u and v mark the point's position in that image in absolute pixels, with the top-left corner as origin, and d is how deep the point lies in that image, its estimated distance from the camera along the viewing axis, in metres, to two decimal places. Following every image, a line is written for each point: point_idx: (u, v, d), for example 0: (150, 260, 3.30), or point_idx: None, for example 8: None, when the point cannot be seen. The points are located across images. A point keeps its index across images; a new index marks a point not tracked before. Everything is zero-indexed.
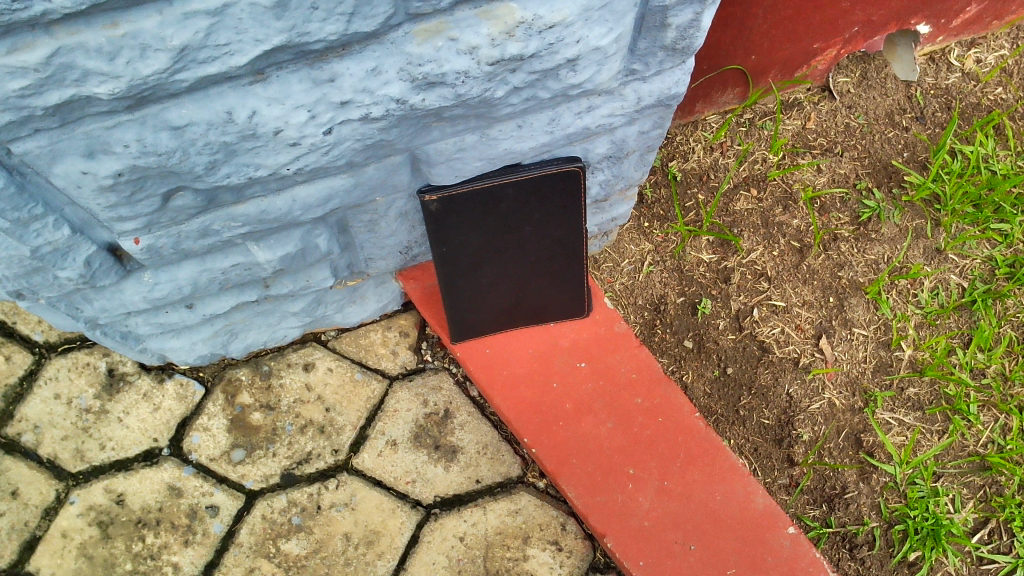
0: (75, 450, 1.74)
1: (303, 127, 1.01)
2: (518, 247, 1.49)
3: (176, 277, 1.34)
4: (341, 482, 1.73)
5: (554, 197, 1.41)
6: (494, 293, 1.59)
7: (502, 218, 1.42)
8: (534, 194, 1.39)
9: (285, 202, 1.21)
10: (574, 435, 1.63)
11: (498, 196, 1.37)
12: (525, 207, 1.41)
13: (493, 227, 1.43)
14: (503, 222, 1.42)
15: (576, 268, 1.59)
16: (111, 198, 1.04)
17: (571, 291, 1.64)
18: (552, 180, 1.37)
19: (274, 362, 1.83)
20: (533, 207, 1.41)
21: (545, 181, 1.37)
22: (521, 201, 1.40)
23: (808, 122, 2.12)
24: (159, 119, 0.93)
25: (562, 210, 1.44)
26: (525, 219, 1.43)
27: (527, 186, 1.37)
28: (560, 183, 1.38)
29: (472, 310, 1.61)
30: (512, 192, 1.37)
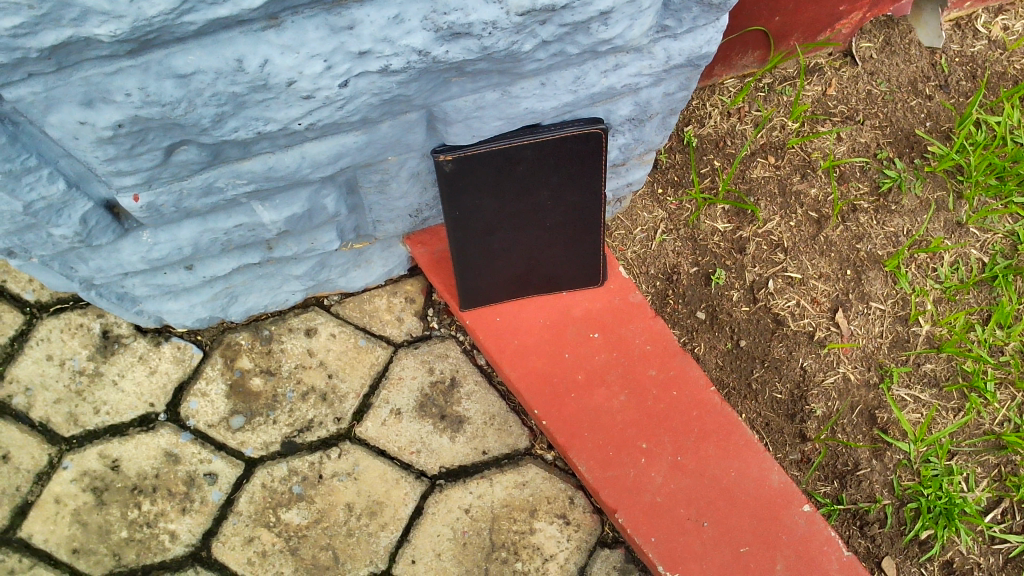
0: (68, 414, 1.68)
1: (318, 79, 0.94)
2: (534, 212, 1.43)
3: (176, 237, 1.28)
4: (343, 451, 1.68)
5: (573, 160, 1.35)
6: (507, 259, 1.52)
7: (519, 182, 1.35)
8: (553, 157, 1.33)
9: (293, 159, 1.14)
10: (586, 407, 1.58)
11: (516, 156, 1.31)
12: (542, 170, 1.35)
13: (509, 190, 1.36)
14: (518, 186, 1.36)
15: (593, 236, 1.53)
16: (110, 151, 0.97)
17: (586, 261, 1.58)
18: (573, 143, 1.31)
19: (275, 327, 1.76)
20: (551, 170, 1.35)
21: (566, 143, 1.31)
22: (540, 165, 1.33)
23: (830, 89, 2.05)
24: (164, 65, 0.86)
25: (581, 174, 1.38)
26: (542, 183, 1.37)
27: (547, 149, 1.31)
28: (582, 146, 1.32)
29: (483, 277, 1.55)
30: (531, 154, 1.31)
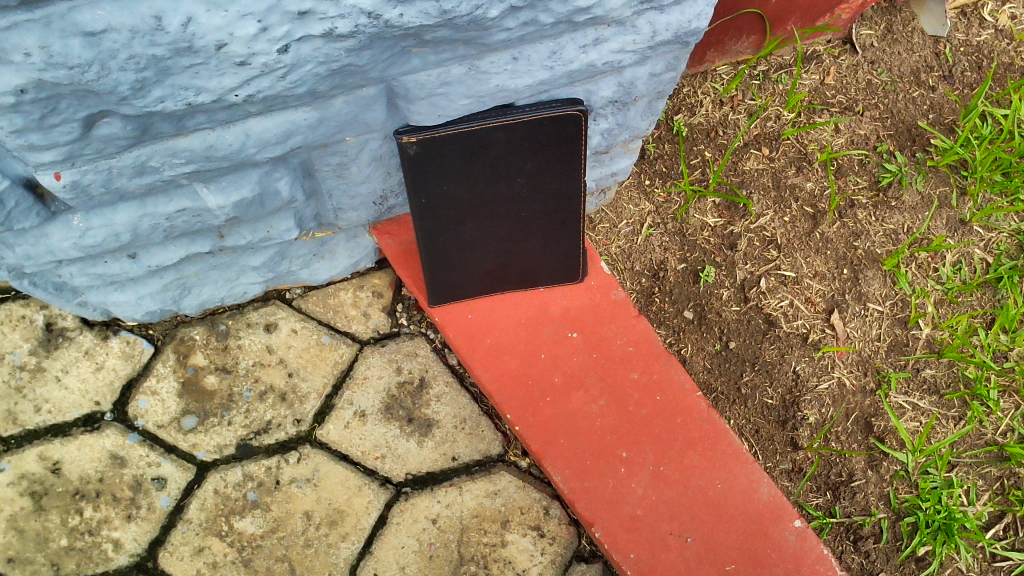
0: (6, 412, 1.56)
1: (252, 42, 0.82)
2: (508, 201, 1.32)
3: (111, 222, 1.16)
4: (303, 456, 1.57)
5: (550, 144, 1.23)
6: (479, 252, 1.41)
7: (491, 168, 1.24)
8: (527, 141, 1.22)
9: (236, 137, 1.03)
10: (562, 412, 1.47)
11: (488, 139, 1.19)
12: (516, 155, 1.23)
13: (479, 175, 1.25)
14: (490, 172, 1.25)
15: (573, 228, 1.42)
16: (17, 121, 0.85)
17: (565, 256, 1.47)
18: (550, 125, 1.20)
19: (232, 321, 1.65)
20: (526, 155, 1.24)
21: (542, 126, 1.20)
22: (514, 150, 1.22)
23: (827, 78, 1.93)
24: (68, 21, 0.74)
25: (559, 160, 1.27)
26: (517, 169, 1.26)
27: (522, 132, 1.20)
28: (560, 129, 1.21)
29: (453, 271, 1.44)
30: (503, 137, 1.20)
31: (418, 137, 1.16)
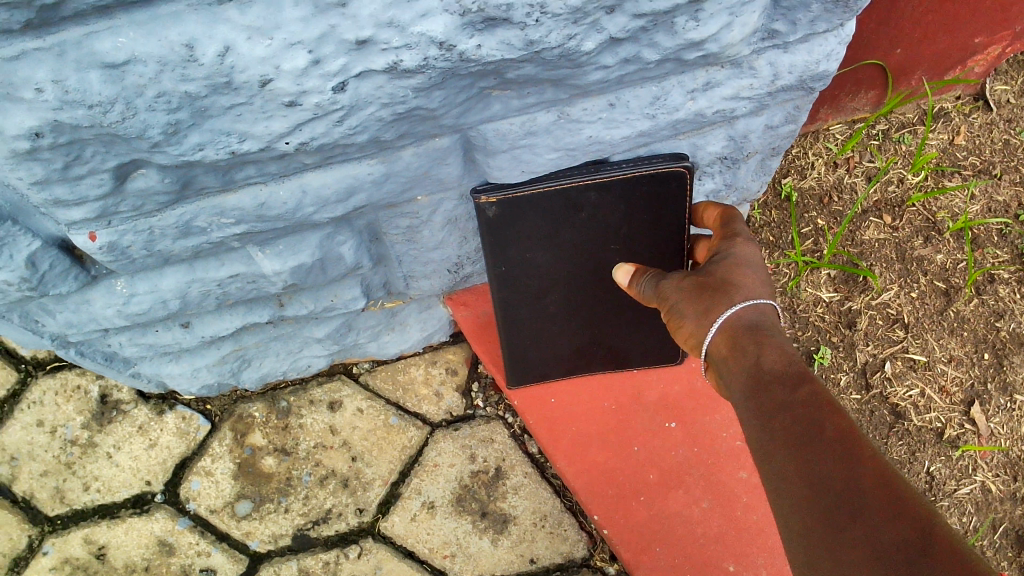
0: (54, 490, 1.46)
1: (302, 77, 0.70)
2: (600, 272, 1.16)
3: (157, 288, 1.05)
4: (364, 551, 1.41)
5: (649, 207, 1.08)
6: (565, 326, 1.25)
7: (581, 234, 1.09)
8: (622, 203, 1.07)
9: (291, 193, 0.90)
10: (659, 515, 1.27)
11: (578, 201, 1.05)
12: (610, 219, 1.08)
13: (567, 242, 1.10)
14: (580, 238, 1.10)
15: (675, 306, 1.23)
16: (37, 172, 0.74)
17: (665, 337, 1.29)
18: (648, 184, 1.05)
19: (294, 398, 1.51)
20: (621, 218, 1.09)
21: (639, 184, 1.05)
22: (607, 215, 1.08)
23: (957, 138, 1.71)
24: (85, 50, 0.63)
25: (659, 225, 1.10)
26: (610, 235, 1.11)
27: (616, 192, 1.05)
28: (659, 188, 1.06)
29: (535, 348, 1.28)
30: (596, 199, 1.05)
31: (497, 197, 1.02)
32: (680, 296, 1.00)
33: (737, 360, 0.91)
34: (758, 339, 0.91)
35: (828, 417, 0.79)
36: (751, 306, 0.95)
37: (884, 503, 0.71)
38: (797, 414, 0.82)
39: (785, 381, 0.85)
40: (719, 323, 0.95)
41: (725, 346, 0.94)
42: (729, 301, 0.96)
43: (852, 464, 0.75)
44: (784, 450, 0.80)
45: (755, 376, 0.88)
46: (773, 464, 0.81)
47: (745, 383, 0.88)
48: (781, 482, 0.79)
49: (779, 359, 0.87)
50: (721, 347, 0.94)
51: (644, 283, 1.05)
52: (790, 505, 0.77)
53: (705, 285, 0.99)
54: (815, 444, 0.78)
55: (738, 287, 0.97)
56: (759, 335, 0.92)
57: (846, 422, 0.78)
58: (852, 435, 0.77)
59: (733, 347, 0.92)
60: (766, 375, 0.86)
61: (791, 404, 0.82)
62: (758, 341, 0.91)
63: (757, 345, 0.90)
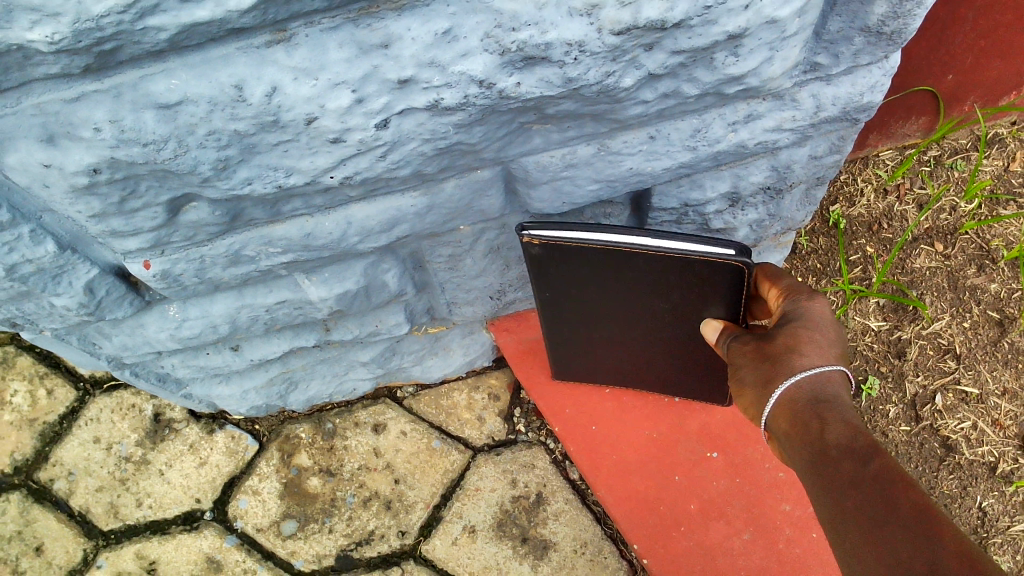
0: (108, 505, 1.51)
1: (346, 115, 0.72)
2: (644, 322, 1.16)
3: (208, 313, 1.08)
4: (405, 573, 1.42)
5: (697, 287, 1.02)
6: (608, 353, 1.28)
7: (623, 289, 1.09)
8: (669, 275, 1.01)
9: (336, 224, 0.93)
10: (699, 547, 1.26)
11: (616, 259, 1.02)
12: (654, 285, 1.06)
13: (613, 288, 1.09)
14: (624, 289, 1.09)
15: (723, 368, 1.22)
16: (95, 205, 0.78)
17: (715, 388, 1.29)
18: (698, 266, 0.97)
19: (340, 420, 1.54)
20: (665, 287, 1.05)
21: (688, 264, 0.98)
22: (649, 279, 1.05)
23: (1013, 164, 1.67)
24: (139, 91, 0.66)
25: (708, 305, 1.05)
26: (657, 298, 1.08)
27: (660, 263, 1.00)
28: (708, 273, 0.98)
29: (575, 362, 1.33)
30: (636, 261, 1.01)
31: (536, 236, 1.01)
32: (744, 363, 0.93)
33: (802, 439, 0.83)
34: (820, 412, 0.83)
35: (904, 499, 0.72)
36: (813, 376, 0.87)
37: None
38: (864, 498, 0.74)
39: (855, 469, 0.77)
40: (778, 394, 0.88)
41: (786, 423, 0.86)
42: (788, 368, 0.88)
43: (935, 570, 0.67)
44: (861, 544, 0.73)
45: (818, 455, 0.81)
46: (856, 568, 0.73)
47: (811, 469, 0.81)
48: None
49: (846, 439, 0.80)
50: (783, 424, 0.87)
51: (726, 344, 1.00)
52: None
53: (766, 353, 0.91)
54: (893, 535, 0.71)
55: (796, 353, 0.89)
56: (817, 404, 0.85)
57: (928, 514, 0.70)
58: (932, 535, 0.69)
59: (796, 425, 0.85)
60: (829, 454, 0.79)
61: (865, 498, 0.74)
62: (821, 415, 0.83)
63: (822, 422, 0.82)
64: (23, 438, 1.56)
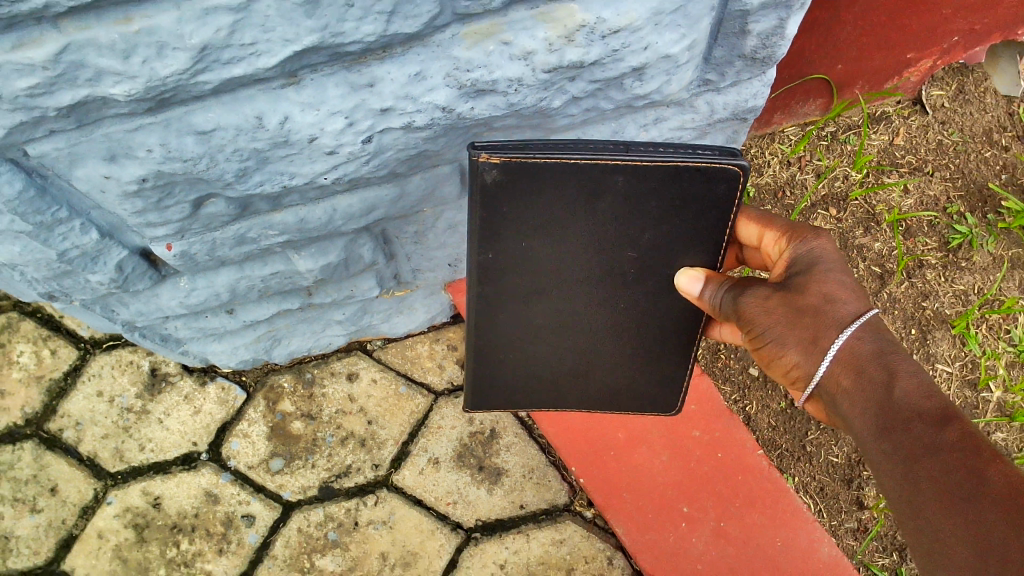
0: (114, 450, 1.71)
1: (340, 135, 0.93)
2: (591, 314, 1.22)
3: (213, 283, 1.28)
4: (380, 499, 1.66)
5: (673, 213, 1.09)
6: (550, 347, 1.28)
7: (566, 270, 1.15)
8: (652, 201, 1.07)
9: (325, 211, 1.14)
10: (626, 467, 1.53)
11: (568, 219, 1.08)
12: (606, 250, 1.12)
13: (542, 300, 1.20)
14: (546, 268, 1.14)
15: (666, 356, 1.31)
16: (138, 204, 0.98)
17: (657, 383, 1.35)
18: (692, 176, 1.05)
19: (318, 370, 1.76)
20: (625, 237, 1.11)
21: (680, 175, 1.04)
22: (601, 241, 1.11)
23: (896, 138, 1.93)
24: (184, 122, 0.85)
25: (683, 235, 1.12)
26: (618, 259, 1.13)
27: (644, 186, 1.05)
28: (704, 184, 1.05)
29: (513, 350, 1.28)
30: (616, 185, 1.04)
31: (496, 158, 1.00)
32: (778, 319, 1.09)
33: (867, 392, 1.01)
34: (890, 372, 1.00)
35: (979, 462, 0.88)
36: (858, 329, 1.05)
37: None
38: (935, 453, 0.91)
39: (922, 417, 0.94)
40: (835, 350, 1.04)
41: (847, 377, 1.03)
42: (833, 324, 1.05)
43: (997, 498, 0.85)
44: (929, 492, 0.91)
45: (886, 411, 0.98)
46: (921, 498, 0.91)
47: (877, 419, 0.98)
48: (932, 513, 0.90)
49: (909, 392, 0.97)
50: (841, 376, 1.04)
51: (721, 296, 1.11)
52: (945, 536, 0.89)
53: (800, 307, 1.08)
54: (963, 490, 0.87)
55: (833, 307, 1.07)
56: (885, 365, 1.01)
57: (994, 472, 0.86)
58: (989, 467, 0.87)
59: (858, 379, 1.02)
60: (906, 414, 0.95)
61: (932, 440, 0.92)
62: (890, 375, 1.00)
63: (885, 377, 1.00)
64: (32, 393, 1.74)
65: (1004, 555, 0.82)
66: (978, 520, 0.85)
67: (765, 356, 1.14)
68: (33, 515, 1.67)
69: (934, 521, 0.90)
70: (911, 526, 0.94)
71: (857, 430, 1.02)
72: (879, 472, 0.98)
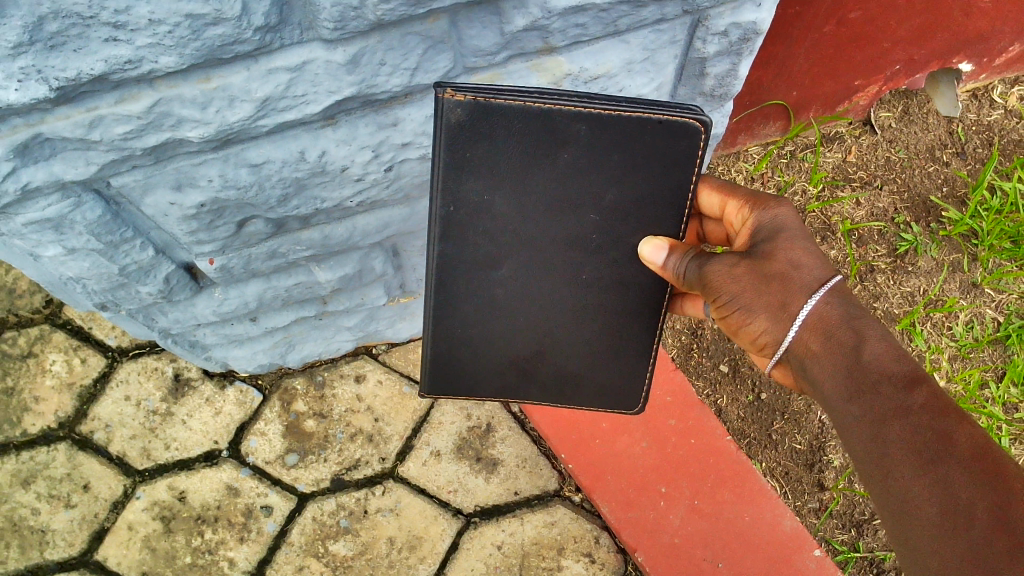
0: (142, 449, 1.86)
1: (367, 166, 1.14)
2: (547, 283, 1.24)
3: (243, 293, 1.45)
4: (387, 489, 1.83)
5: (636, 168, 1.12)
6: (505, 320, 1.28)
7: (524, 232, 1.17)
8: (617, 153, 1.10)
9: (346, 229, 1.32)
10: (610, 453, 1.71)
11: (529, 174, 1.11)
12: (566, 213, 1.15)
13: (500, 275, 1.21)
14: (509, 245, 1.17)
15: (622, 333, 1.33)
16: (193, 225, 1.15)
17: (610, 364, 1.37)
18: (655, 129, 1.09)
19: (328, 373, 1.94)
20: (586, 193, 1.14)
21: (645, 128, 1.09)
22: (560, 198, 1.14)
23: (849, 155, 2.14)
24: (241, 157, 1.04)
25: (646, 191, 1.15)
26: (581, 222, 1.17)
27: (608, 137, 1.08)
28: (667, 140, 1.10)
29: (468, 324, 1.28)
30: (579, 134, 1.08)
31: (461, 97, 1.02)
32: (744, 286, 1.17)
33: (839, 356, 1.09)
34: (859, 338, 1.09)
35: (945, 420, 0.97)
36: (824, 296, 1.14)
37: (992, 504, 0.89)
38: (904, 412, 0.99)
39: (893, 380, 1.03)
40: (804, 314, 1.13)
41: (816, 340, 1.13)
42: (795, 290, 1.15)
43: (962, 457, 0.93)
44: (898, 449, 0.98)
45: (856, 372, 1.06)
46: (891, 456, 0.99)
47: (848, 380, 1.06)
48: (900, 470, 0.97)
49: (879, 356, 1.06)
50: (811, 341, 1.13)
51: (685, 265, 1.16)
52: (913, 493, 0.95)
53: (768, 272, 1.16)
54: (931, 447, 0.95)
55: (800, 272, 1.16)
56: (854, 332, 1.10)
57: (959, 430, 0.95)
58: (957, 429, 0.96)
59: (828, 343, 1.11)
60: (876, 376, 1.04)
61: (903, 403, 1.00)
62: (859, 341, 1.09)
63: (856, 342, 1.09)
64: (64, 399, 1.89)
65: (965, 504, 0.90)
66: (944, 477, 0.93)
67: (732, 323, 1.23)
68: (68, 510, 1.80)
69: (902, 479, 0.97)
70: (874, 481, 1.02)
71: (828, 391, 1.10)
72: (848, 432, 1.06)
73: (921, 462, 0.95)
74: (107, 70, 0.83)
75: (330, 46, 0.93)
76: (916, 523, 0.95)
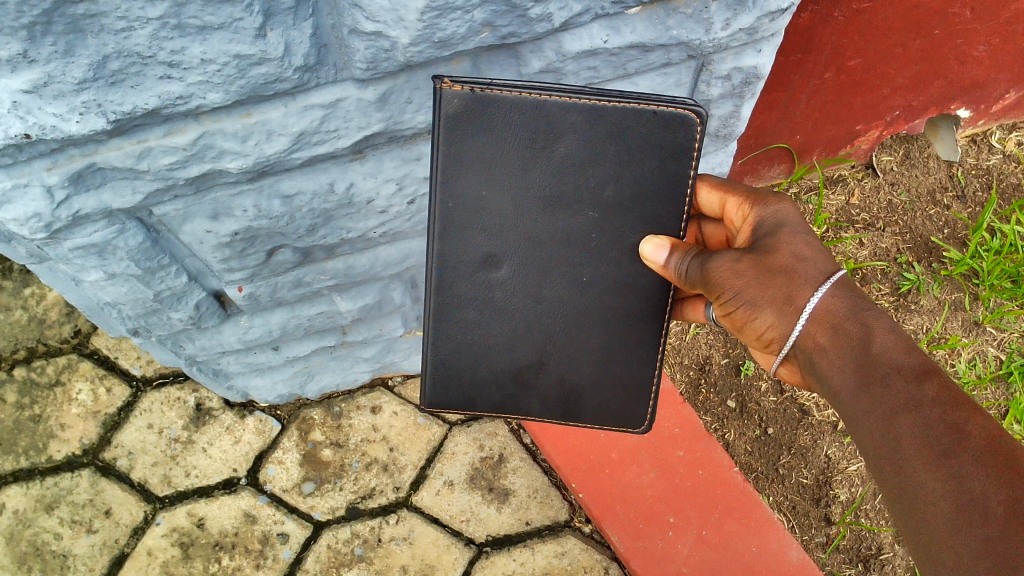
0: (163, 476, 1.90)
1: (390, 198, 1.24)
2: (547, 284, 1.26)
3: (268, 321, 1.52)
4: (401, 518, 1.87)
5: (632, 161, 1.17)
6: (507, 326, 1.29)
7: (521, 228, 1.20)
8: (611, 146, 1.15)
9: (368, 259, 1.41)
10: (619, 483, 1.75)
11: (525, 167, 1.15)
12: (562, 210, 1.19)
13: (508, 274, 1.24)
14: (507, 239, 1.21)
15: (625, 339, 1.34)
16: (226, 253, 1.21)
17: (617, 375, 1.37)
18: (650, 120, 1.15)
19: (345, 404, 2.00)
20: (581, 189, 1.18)
21: (638, 118, 1.14)
22: (556, 193, 1.18)
23: (852, 198, 2.21)
24: (274, 188, 1.12)
25: (642, 186, 1.20)
26: (577, 223, 1.21)
27: (602, 128, 1.14)
28: (661, 132, 1.16)
29: (468, 328, 1.30)
30: (574, 125, 1.13)
31: (460, 88, 1.06)
32: (749, 282, 1.21)
33: (849, 352, 1.13)
34: (867, 332, 1.13)
35: (957, 413, 0.99)
36: (829, 290, 1.18)
37: (1004, 496, 0.91)
38: (916, 404, 1.02)
39: (902, 373, 1.06)
40: (810, 309, 1.17)
41: (824, 333, 1.17)
42: (797, 284, 1.19)
43: (973, 448, 0.96)
44: (910, 442, 1.01)
45: (867, 367, 1.09)
46: (902, 448, 1.01)
47: (859, 375, 1.10)
48: (911, 462, 1.00)
49: (888, 350, 1.09)
50: (819, 334, 1.17)
51: (688, 262, 1.20)
52: (924, 485, 0.98)
53: (771, 267, 1.21)
54: (944, 440, 0.98)
55: (804, 265, 1.20)
56: (862, 325, 1.14)
57: (971, 422, 0.98)
58: (968, 421, 0.98)
59: (836, 336, 1.15)
60: (886, 370, 1.07)
61: (914, 396, 1.03)
62: (867, 334, 1.12)
63: (864, 335, 1.12)
64: (89, 426, 1.95)
65: (976, 497, 0.93)
66: (955, 470, 0.95)
67: (738, 319, 1.27)
68: (89, 535, 1.82)
69: (912, 471, 1.00)
70: (885, 474, 1.04)
71: (838, 387, 1.13)
72: (860, 426, 1.09)
73: (932, 455, 0.98)
74: (160, 105, 0.90)
75: (361, 85, 1.01)
76: (927, 515, 0.97)
